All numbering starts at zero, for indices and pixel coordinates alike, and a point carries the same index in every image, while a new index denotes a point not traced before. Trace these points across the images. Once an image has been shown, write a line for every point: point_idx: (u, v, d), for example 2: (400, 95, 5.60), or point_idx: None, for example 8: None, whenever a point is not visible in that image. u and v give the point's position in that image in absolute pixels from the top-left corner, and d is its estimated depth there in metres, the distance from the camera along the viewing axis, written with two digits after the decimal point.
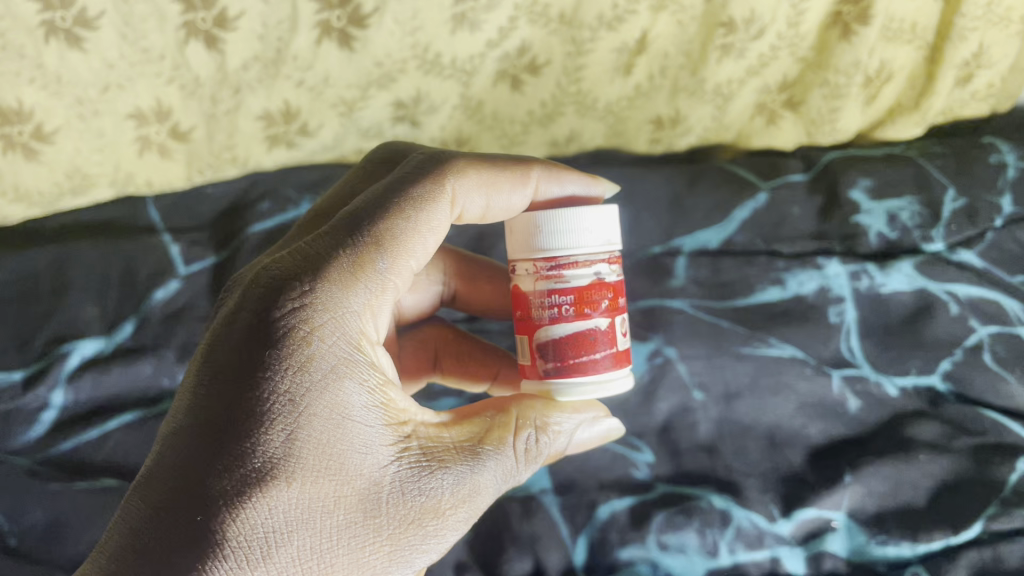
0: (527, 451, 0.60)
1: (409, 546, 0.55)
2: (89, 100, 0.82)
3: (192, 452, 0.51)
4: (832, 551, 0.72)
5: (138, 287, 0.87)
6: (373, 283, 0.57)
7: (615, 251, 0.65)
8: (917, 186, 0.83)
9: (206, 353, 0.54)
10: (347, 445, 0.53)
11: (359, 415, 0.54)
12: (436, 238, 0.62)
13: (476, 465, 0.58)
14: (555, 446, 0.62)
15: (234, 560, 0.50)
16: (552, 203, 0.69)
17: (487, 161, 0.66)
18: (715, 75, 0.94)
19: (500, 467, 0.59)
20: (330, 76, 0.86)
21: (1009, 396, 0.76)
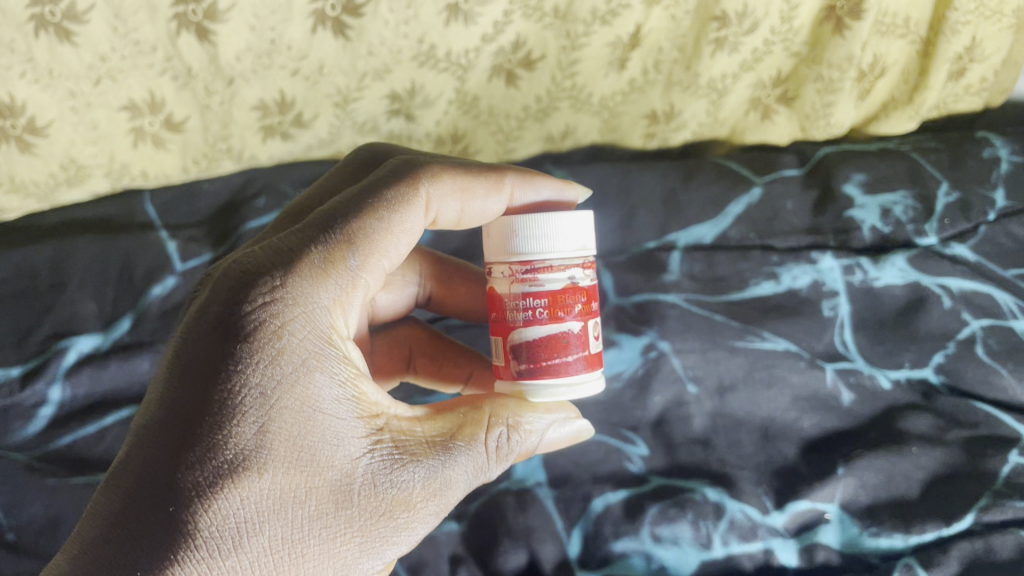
0: (499, 448, 0.60)
1: (380, 537, 0.56)
2: (82, 93, 0.83)
3: (164, 444, 0.52)
4: (825, 542, 0.72)
5: (135, 283, 0.88)
6: (343, 278, 0.57)
7: (590, 256, 0.65)
8: (910, 180, 0.85)
9: (177, 346, 0.55)
10: (318, 439, 0.54)
11: (330, 409, 0.54)
12: (410, 239, 0.62)
13: (448, 459, 0.58)
14: (530, 439, 0.62)
15: (206, 550, 0.52)
16: (526, 209, 0.70)
17: (461, 166, 0.67)
18: (709, 69, 0.94)
19: (472, 461, 0.59)
20: (324, 64, 0.86)
21: (1001, 388, 0.76)
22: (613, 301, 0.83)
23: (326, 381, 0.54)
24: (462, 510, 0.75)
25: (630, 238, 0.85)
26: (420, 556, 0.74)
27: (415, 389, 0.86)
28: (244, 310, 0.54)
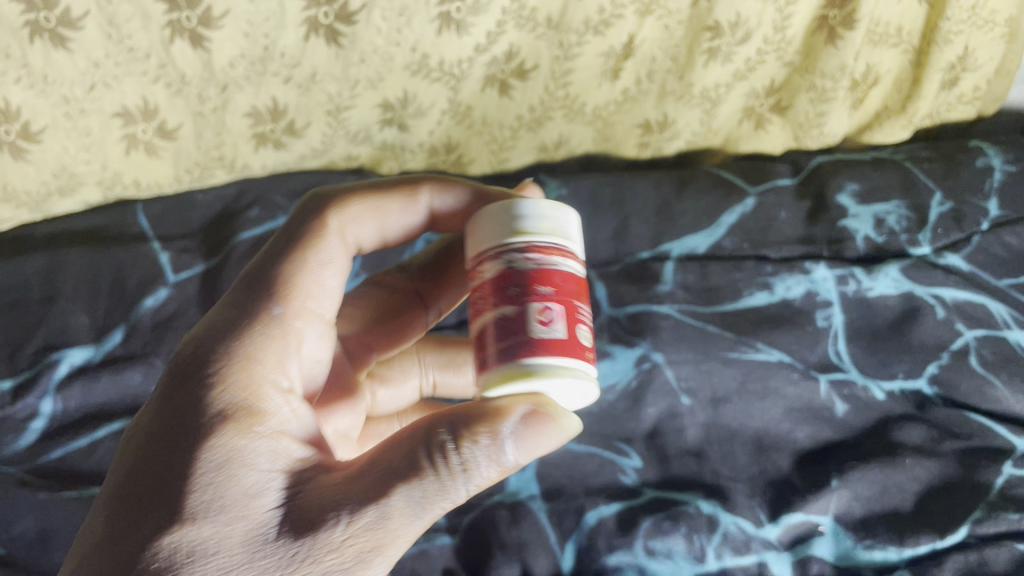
0: (468, 457, 0.45)
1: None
2: (76, 99, 0.82)
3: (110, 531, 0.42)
4: (819, 555, 0.67)
5: (127, 297, 0.86)
6: (269, 327, 0.50)
7: (539, 239, 0.52)
8: (904, 191, 0.90)
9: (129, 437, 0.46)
10: (245, 516, 0.43)
11: (255, 481, 0.44)
12: (330, 279, 0.56)
13: (379, 498, 0.43)
14: (498, 458, 0.45)
15: None
16: (453, 218, 0.64)
17: (368, 187, 0.63)
18: (702, 79, 0.95)
19: (415, 497, 0.43)
20: (317, 72, 0.87)
21: (996, 399, 0.76)
22: (607, 312, 0.83)
23: (254, 443, 0.45)
24: (454, 522, 0.71)
25: (623, 248, 0.88)
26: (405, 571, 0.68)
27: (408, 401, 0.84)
28: (171, 371, 0.48)
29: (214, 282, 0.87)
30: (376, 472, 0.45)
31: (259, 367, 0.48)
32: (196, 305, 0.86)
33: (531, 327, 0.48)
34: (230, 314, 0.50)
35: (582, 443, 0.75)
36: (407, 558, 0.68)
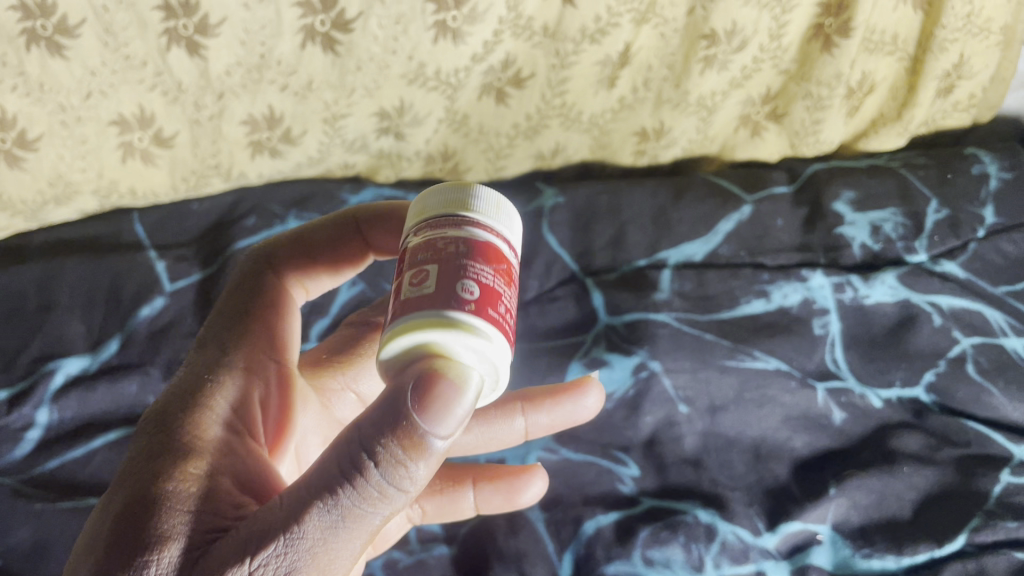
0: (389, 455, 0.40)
1: None
2: (72, 107, 0.82)
3: None
4: (817, 565, 0.67)
5: (122, 305, 0.86)
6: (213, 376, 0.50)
7: (443, 217, 0.47)
8: (900, 199, 0.90)
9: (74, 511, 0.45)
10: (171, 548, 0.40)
11: (182, 518, 0.42)
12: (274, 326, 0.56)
13: (297, 518, 0.40)
14: (420, 457, 0.41)
15: None
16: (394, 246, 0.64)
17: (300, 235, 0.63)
18: (698, 87, 0.95)
19: (336, 512, 0.41)
20: (313, 81, 0.87)
21: (992, 407, 0.76)
22: (604, 319, 0.83)
23: (183, 484, 0.43)
24: (452, 532, 0.71)
25: (621, 256, 0.88)
26: None
27: None
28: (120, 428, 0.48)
29: (210, 292, 0.87)
30: (299, 497, 0.41)
31: (197, 416, 0.47)
32: (193, 315, 0.86)
33: (403, 292, 0.44)
34: (181, 377, 0.51)
35: (580, 451, 0.75)
36: (405, 568, 0.68)
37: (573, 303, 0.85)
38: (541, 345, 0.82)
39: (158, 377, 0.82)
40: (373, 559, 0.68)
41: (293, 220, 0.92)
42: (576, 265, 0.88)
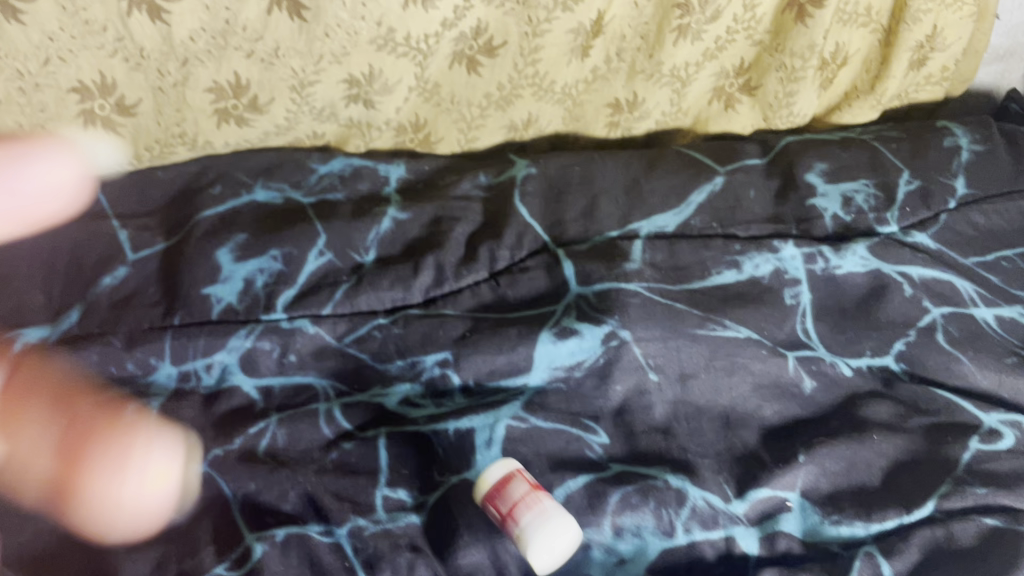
0: None
1: None
2: (30, 73, 0.82)
3: None
4: (786, 531, 0.67)
5: (85, 274, 0.82)
6: None
7: None
8: (871, 169, 0.90)
9: None
10: None
11: None
12: None
13: None
14: None
15: None
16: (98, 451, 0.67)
17: None
18: (672, 57, 0.95)
19: None
20: (280, 46, 0.86)
21: (962, 375, 0.77)
22: (575, 290, 0.81)
23: None
24: (420, 500, 0.70)
25: (593, 227, 0.87)
26: (376, 548, 0.66)
27: (374, 378, 0.78)
28: None
29: (175, 256, 0.83)
30: None
31: None
32: (157, 282, 0.82)
33: None
34: None
35: (549, 420, 0.73)
36: (372, 535, 0.67)
37: (544, 273, 0.83)
38: (510, 314, 0.81)
39: (119, 346, 0.77)
40: (338, 526, 0.67)
41: (259, 189, 0.90)
42: (548, 236, 0.87)
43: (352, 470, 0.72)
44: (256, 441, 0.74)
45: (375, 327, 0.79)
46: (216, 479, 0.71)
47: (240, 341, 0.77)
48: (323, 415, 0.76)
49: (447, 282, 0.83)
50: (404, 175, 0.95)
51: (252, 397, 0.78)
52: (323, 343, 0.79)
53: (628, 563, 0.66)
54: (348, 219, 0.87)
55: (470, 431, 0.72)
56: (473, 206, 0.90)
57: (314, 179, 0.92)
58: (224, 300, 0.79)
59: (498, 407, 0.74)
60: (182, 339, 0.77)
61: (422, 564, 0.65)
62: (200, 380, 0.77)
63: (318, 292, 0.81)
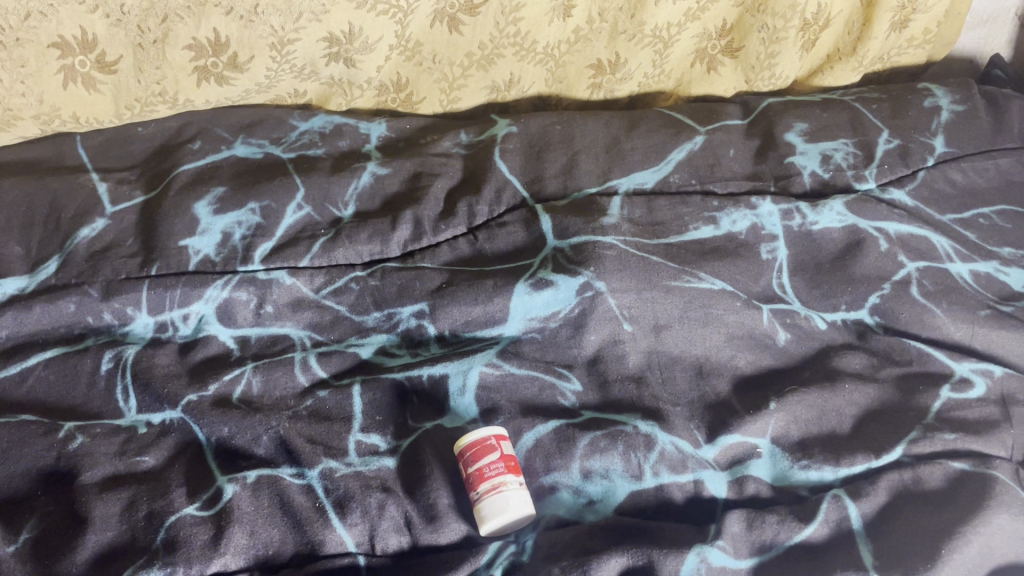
0: None
1: None
2: (10, 28, 0.81)
3: None
4: (755, 475, 0.68)
5: (62, 228, 0.81)
6: None
7: None
8: (852, 130, 0.90)
9: None
10: None
11: None
12: None
13: None
14: None
15: None
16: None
17: None
18: (653, 18, 0.97)
19: None
20: (259, 3, 0.87)
21: (935, 326, 0.77)
22: (552, 244, 0.80)
23: None
24: (394, 445, 0.70)
25: (572, 184, 0.87)
26: (346, 488, 0.66)
27: (350, 330, 0.78)
28: None
29: (152, 209, 0.83)
30: None
31: None
32: (134, 234, 0.81)
33: None
34: None
35: (523, 367, 0.74)
36: (342, 476, 0.67)
37: (522, 228, 0.83)
38: (488, 267, 0.80)
39: (96, 296, 0.76)
40: (310, 469, 0.67)
41: (239, 144, 0.90)
42: (527, 192, 0.86)
43: (327, 416, 0.72)
44: (231, 388, 0.73)
45: (353, 279, 0.79)
46: (190, 424, 0.70)
47: (217, 291, 0.77)
48: (299, 363, 0.75)
49: (425, 236, 0.83)
50: (384, 133, 0.95)
51: (228, 346, 0.77)
52: (301, 294, 0.79)
53: (596, 504, 0.67)
54: (328, 174, 0.87)
55: (443, 378, 0.73)
56: (453, 162, 0.90)
57: (295, 136, 0.93)
58: (202, 252, 0.79)
59: (472, 353, 0.74)
60: (158, 290, 0.77)
61: (392, 504, 0.65)
62: (176, 330, 0.77)
63: (295, 244, 0.81)
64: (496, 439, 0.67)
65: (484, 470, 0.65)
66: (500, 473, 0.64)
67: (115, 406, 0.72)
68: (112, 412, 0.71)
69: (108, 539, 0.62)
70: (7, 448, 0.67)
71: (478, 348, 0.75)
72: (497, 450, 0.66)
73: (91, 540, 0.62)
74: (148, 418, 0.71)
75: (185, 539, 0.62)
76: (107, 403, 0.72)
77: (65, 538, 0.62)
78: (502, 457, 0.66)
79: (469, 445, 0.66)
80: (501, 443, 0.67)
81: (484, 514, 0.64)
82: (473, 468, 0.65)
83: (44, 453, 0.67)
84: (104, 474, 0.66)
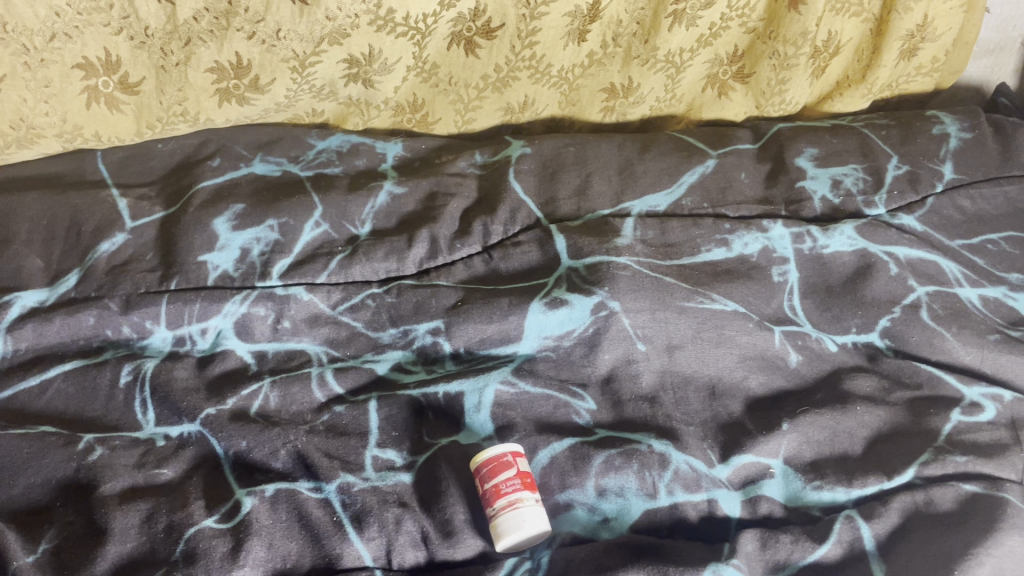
0: None
1: None
2: (35, 48, 0.83)
3: None
4: (768, 495, 0.69)
5: (82, 242, 0.82)
6: None
7: None
8: (861, 155, 0.92)
9: None
10: None
11: None
12: None
13: None
14: None
15: None
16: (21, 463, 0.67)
17: None
18: (666, 43, 0.99)
19: None
20: (281, 29, 0.88)
21: (944, 350, 0.78)
22: (566, 263, 0.81)
23: None
24: (410, 460, 0.71)
25: (586, 205, 0.88)
26: (364, 503, 0.67)
27: (366, 346, 0.79)
28: None
29: (172, 225, 0.84)
30: None
31: None
32: (154, 249, 0.82)
33: None
34: None
35: (538, 385, 0.75)
36: (359, 491, 0.68)
37: (537, 248, 0.84)
38: (502, 285, 0.81)
39: (116, 309, 0.77)
40: (328, 483, 0.68)
41: (258, 162, 0.92)
42: (541, 213, 0.88)
43: (343, 431, 0.73)
44: (249, 402, 0.74)
45: (369, 296, 0.80)
46: (208, 437, 0.71)
47: (235, 306, 0.78)
48: (316, 378, 0.76)
49: (441, 254, 0.84)
50: (400, 152, 0.97)
51: (245, 361, 0.77)
52: (318, 310, 0.80)
53: (611, 522, 0.68)
54: (345, 192, 0.88)
55: (459, 395, 0.74)
56: (468, 182, 0.91)
57: (313, 154, 0.94)
58: (220, 267, 0.80)
59: (488, 371, 0.75)
60: (177, 304, 0.77)
61: (409, 519, 0.66)
62: (194, 344, 0.77)
63: (313, 260, 0.82)
64: (512, 456, 0.67)
65: (501, 488, 0.65)
66: (516, 491, 0.65)
67: (134, 419, 0.72)
68: (130, 425, 0.72)
69: (128, 550, 0.63)
70: (26, 459, 0.68)
71: (493, 365, 0.76)
72: (514, 467, 0.67)
73: (111, 551, 0.62)
74: (166, 431, 0.72)
75: (204, 551, 0.62)
76: (126, 416, 0.72)
77: (85, 547, 0.63)
78: (518, 473, 0.66)
79: (486, 461, 0.67)
80: (517, 460, 0.67)
81: (499, 532, 0.64)
82: (490, 484, 0.66)
83: (63, 464, 0.68)
84: (123, 486, 0.67)
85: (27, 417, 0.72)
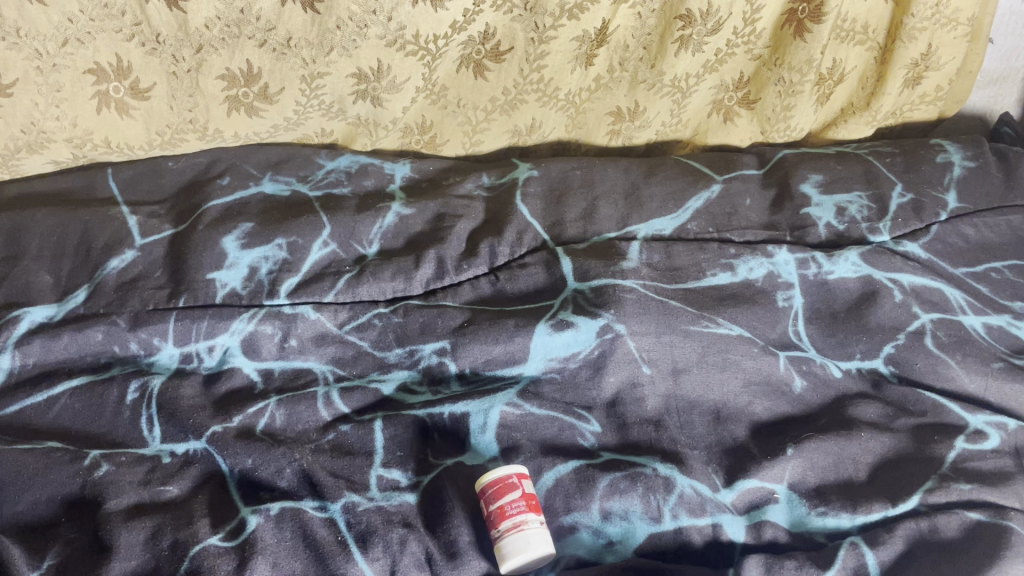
0: None
1: None
2: (48, 53, 0.85)
3: None
4: (773, 521, 0.69)
5: (92, 259, 0.83)
6: None
7: None
8: (866, 182, 0.92)
9: None
10: None
11: None
12: None
13: None
14: None
15: None
16: (27, 479, 0.67)
17: None
18: (673, 68, 1.00)
19: None
20: (293, 36, 0.90)
21: (949, 378, 0.79)
22: (572, 285, 0.82)
23: None
24: (414, 481, 0.71)
25: (592, 227, 0.88)
26: (369, 523, 0.67)
27: (372, 365, 0.79)
28: None
29: (180, 243, 0.84)
30: None
31: None
32: (163, 266, 0.83)
33: None
34: None
35: (543, 407, 0.75)
36: (364, 510, 0.68)
37: (543, 269, 0.84)
38: (508, 306, 0.82)
39: (124, 326, 0.77)
40: (333, 502, 0.68)
41: (267, 181, 0.92)
42: (548, 235, 0.88)
43: (349, 450, 0.73)
44: (255, 420, 0.74)
45: (376, 315, 0.81)
46: (214, 455, 0.71)
47: (243, 324, 0.78)
48: (322, 397, 0.76)
49: (448, 275, 0.84)
50: (408, 173, 0.98)
51: (252, 378, 0.78)
52: (325, 329, 0.80)
53: (615, 545, 0.68)
54: (354, 212, 0.89)
55: (464, 416, 0.74)
56: (475, 204, 0.92)
57: (322, 174, 0.95)
58: (228, 285, 0.81)
59: (493, 393, 0.75)
60: (184, 321, 0.78)
61: (414, 539, 0.66)
62: (202, 361, 0.78)
63: (321, 279, 0.82)
64: (518, 478, 0.68)
65: (505, 512, 0.65)
66: (519, 516, 0.65)
67: (140, 436, 0.72)
68: (136, 442, 0.72)
69: (132, 567, 0.62)
70: (33, 474, 0.68)
71: (498, 387, 0.76)
72: (519, 489, 0.67)
73: (115, 568, 0.62)
74: (172, 448, 0.71)
75: (209, 569, 0.62)
76: (132, 432, 0.72)
77: (89, 564, 0.63)
78: (524, 495, 0.67)
79: (492, 482, 0.67)
80: (523, 482, 0.68)
81: (502, 557, 0.64)
82: (495, 505, 0.66)
83: (68, 480, 0.68)
84: (129, 502, 0.67)
85: (33, 433, 0.72)
